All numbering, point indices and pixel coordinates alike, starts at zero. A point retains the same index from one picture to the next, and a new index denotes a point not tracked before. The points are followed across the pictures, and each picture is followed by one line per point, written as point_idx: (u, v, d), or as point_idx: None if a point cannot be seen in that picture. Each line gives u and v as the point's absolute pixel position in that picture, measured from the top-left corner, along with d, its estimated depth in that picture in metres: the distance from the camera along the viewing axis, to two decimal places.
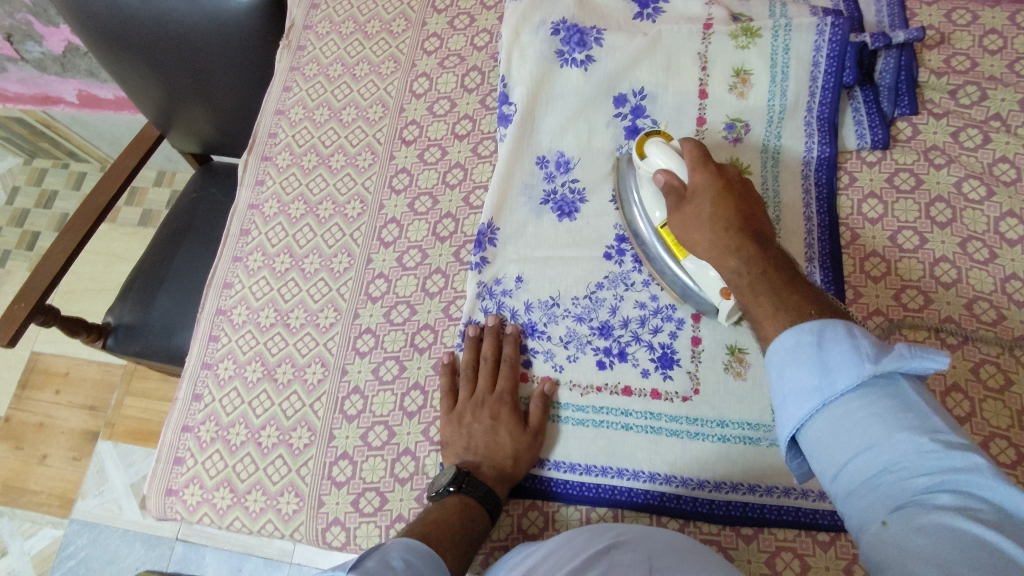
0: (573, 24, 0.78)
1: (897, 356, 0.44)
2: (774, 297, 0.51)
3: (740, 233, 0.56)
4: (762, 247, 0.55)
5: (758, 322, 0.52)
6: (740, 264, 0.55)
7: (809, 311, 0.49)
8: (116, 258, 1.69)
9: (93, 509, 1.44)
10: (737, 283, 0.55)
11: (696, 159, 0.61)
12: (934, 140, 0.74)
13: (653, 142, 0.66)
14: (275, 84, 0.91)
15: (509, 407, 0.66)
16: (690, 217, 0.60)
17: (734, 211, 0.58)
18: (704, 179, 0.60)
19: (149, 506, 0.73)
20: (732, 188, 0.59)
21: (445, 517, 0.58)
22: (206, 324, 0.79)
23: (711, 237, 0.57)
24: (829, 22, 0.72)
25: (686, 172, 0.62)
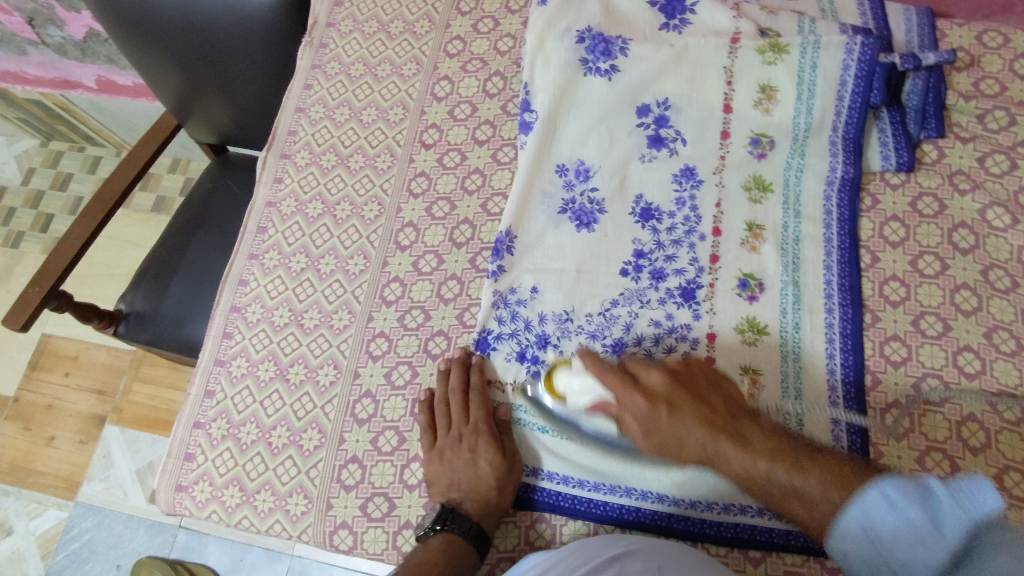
0: (598, 33, 0.77)
1: (953, 505, 0.45)
2: (768, 454, 0.54)
3: (712, 428, 0.57)
4: (742, 441, 0.56)
5: (799, 502, 0.52)
6: (745, 460, 0.55)
7: (840, 493, 0.51)
8: (128, 244, 1.70)
9: (98, 493, 1.45)
10: (738, 472, 0.55)
11: (614, 386, 0.60)
12: (959, 164, 0.73)
13: (560, 375, 0.63)
14: (296, 81, 0.91)
15: (485, 436, 0.65)
16: (661, 428, 0.58)
17: (699, 415, 0.58)
18: (637, 426, 0.59)
19: (158, 500, 0.73)
20: (678, 399, 0.59)
21: (432, 556, 0.60)
22: (220, 321, 0.79)
23: (698, 447, 0.57)
24: (859, 41, 0.71)
25: (613, 399, 0.60)
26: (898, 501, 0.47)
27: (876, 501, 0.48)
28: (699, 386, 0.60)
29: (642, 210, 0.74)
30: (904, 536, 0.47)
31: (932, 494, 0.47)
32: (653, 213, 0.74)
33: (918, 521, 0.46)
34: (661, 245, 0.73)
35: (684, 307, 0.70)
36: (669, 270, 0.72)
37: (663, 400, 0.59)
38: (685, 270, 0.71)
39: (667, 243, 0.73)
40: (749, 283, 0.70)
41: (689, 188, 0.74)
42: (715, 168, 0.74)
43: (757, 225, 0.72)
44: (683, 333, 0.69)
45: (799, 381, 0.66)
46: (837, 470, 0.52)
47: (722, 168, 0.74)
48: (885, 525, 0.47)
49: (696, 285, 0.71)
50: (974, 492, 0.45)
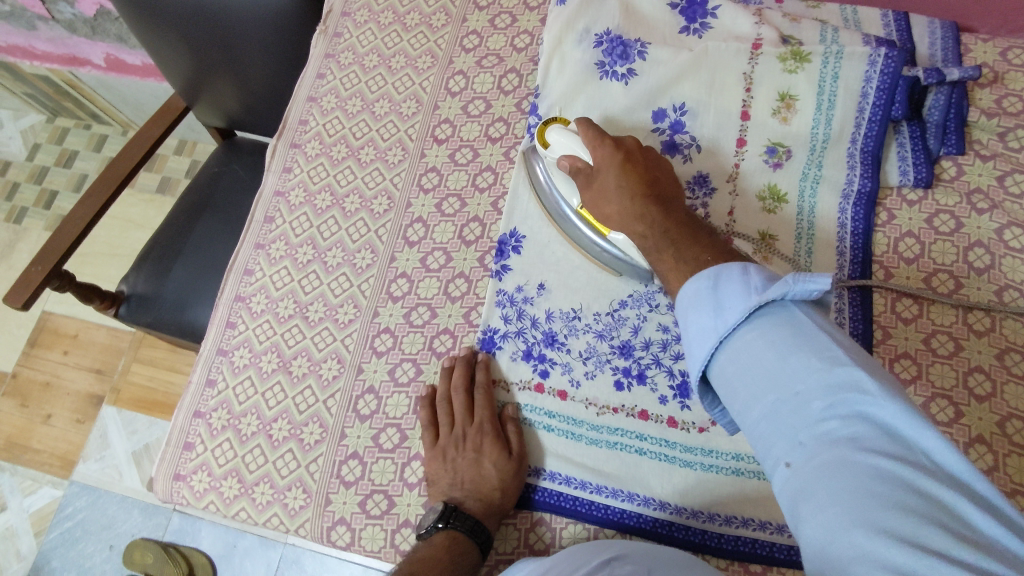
0: (617, 36, 0.76)
1: (784, 284, 0.45)
2: (675, 254, 0.55)
3: (643, 192, 0.60)
4: (665, 208, 0.58)
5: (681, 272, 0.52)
6: (647, 239, 0.58)
7: (713, 268, 0.50)
8: (132, 224, 1.69)
9: (93, 473, 1.45)
10: (648, 248, 0.58)
11: (593, 138, 0.64)
12: (978, 182, 0.72)
13: (554, 130, 0.68)
14: (309, 70, 0.89)
15: (490, 437, 0.65)
16: (604, 193, 0.62)
17: (640, 181, 0.61)
18: (604, 158, 0.63)
19: (155, 488, 0.72)
20: (635, 159, 0.62)
21: (433, 554, 0.59)
22: (224, 310, 0.78)
23: (624, 202, 0.60)
24: (883, 53, 0.70)
25: (585, 150, 0.65)
26: (751, 281, 0.46)
27: (765, 350, 0.44)
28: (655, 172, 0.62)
29: None
30: (731, 320, 0.46)
31: (838, 372, 0.40)
32: None
33: (828, 388, 0.40)
34: None
35: None
36: None
37: (629, 151, 0.63)
38: None
39: None
40: None
41: (703, 195, 0.73)
42: (729, 176, 0.73)
43: (771, 234, 0.71)
44: None
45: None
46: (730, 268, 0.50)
47: (737, 176, 0.73)
48: (742, 327, 0.46)
49: None
50: (812, 280, 0.44)
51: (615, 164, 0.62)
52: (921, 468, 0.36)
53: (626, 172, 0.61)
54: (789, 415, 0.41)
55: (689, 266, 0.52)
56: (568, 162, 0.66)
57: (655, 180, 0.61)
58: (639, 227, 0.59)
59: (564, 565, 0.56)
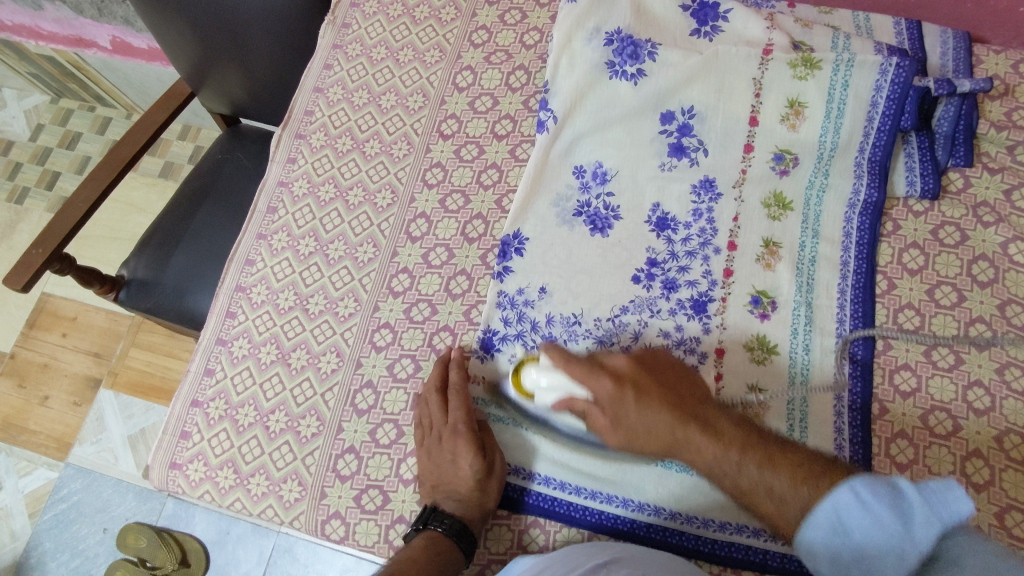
0: (627, 36, 0.75)
1: (920, 505, 0.48)
2: (766, 453, 0.56)
3: (680, 417, 0.59)
4: (709, 430, 0.58)
5: (767, 496, 0.55)
6: (718, 451, 0.57)
7: (818, 476, 0.53)
8: (133, 208, 1.69)
9: (89, 456, 1.45)
10: (719, 466, 0.57)
11: (585, 370, 0.60)
12: (985, 195, 0.72)
13: (528, 374, 0.62)
14: (316, 61, 0.89)
15: (463, 439, 0.63)
16: (636, 433, 0.59)
17: (670, 399, 0.60)
18: (604, 420, 0.60)
19: (151, 476, 0.72)
20: (643, 385, 0.61)
21: (413, 554, 0.59)
22: (224, 300, 0.78)
23: (669, 423, 0.59)
24: (894, 62, 0.69)
25: (580, 386, 0.60)
26: (869, 497, 0.50)
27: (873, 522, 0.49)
28: (666, 373, 0.63)
29: (658, 218, 0.73)
30: (875, 543, 0.49)
31: (908, 514, 0.48)
32: (669, 223, 0.73)
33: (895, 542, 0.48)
34: (675, 255, 0.72)
35: (693, 319, 0.69)
36: (681, 281, 0.71)
37: (630, 377, 0.61)
38: (697, 282, 0.70)
39: (681, 253, 0.72)
40: (762, 301, 0.69)
41: (708, 200, 0.73)
42: (735, 181, 0.73)
43: (775, 242, 0.71)
44: (691, 346, 0.68)
45: (805, 406, 0.65)
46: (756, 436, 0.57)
47: (743, 182, 0.73)
48: (868, 543, 0.49)
49: (707, 298, 0.70)
50: (949, 493, 0.47)
51: (631, 400, 0.59)
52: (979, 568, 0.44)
53: (646, 402, 0.59)
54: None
55: (718, 461, 0.57)
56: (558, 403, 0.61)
57: (677, 399, 0.60)
58: (680, 451, 0.59)
59: (557, 565, 0.56)
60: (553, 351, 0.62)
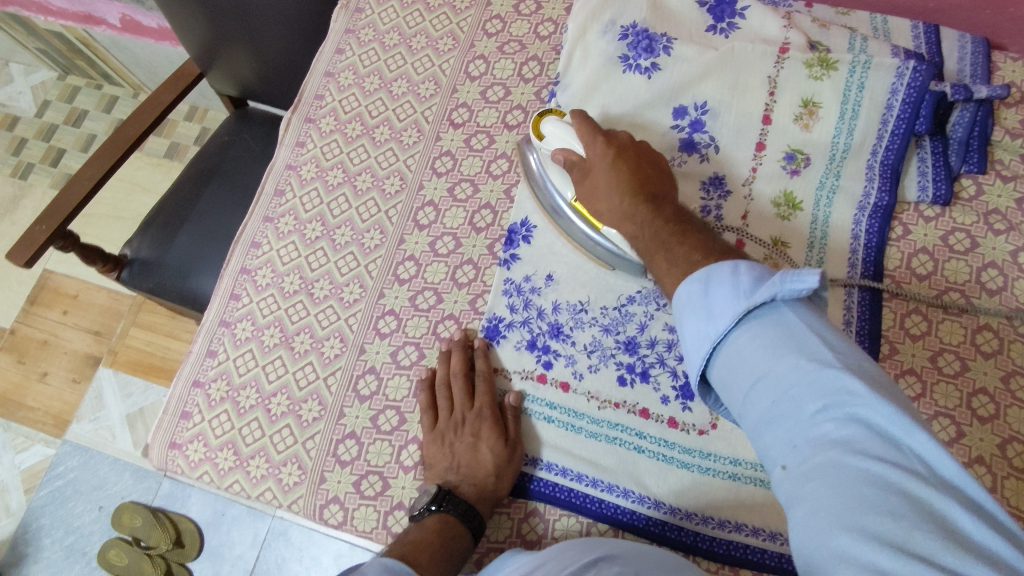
0: (643, 29, 0.75)
1: (772, 284, 0.45)
2: (670, 249, 0.57)
3: (636, 189, 0.62)
4: (657, 209, 0.60)
5: (665, 262, 0.56)
6: (653, 233, 0.59)
7: (705, 260, 0.54)
8: (138, 188, 1.68)
9: (86, 434, 1.45)
10: (636, 234, 0.60)
11: (589, 138, 0.65)
12: (997, 203, 0.71)
13: (550, 121, 0.68)
14: (329, 45, 0.88)
15: (488, 422, 0.65)
16: (591, 182, 0.64)
17: (636, 177, 0.62)
18: (584, 169, 0.65)
19: (150, 455, 0.72)
20: (627, 154, 0.64)
21: (423, 536, 0.59)
22: (229, 281, 0.78)
23: (619, 179, 0.62)
24: (911, 66, 0.69)
25: (575, 143, 0.66)
26: (738, 273, 0.48)
27: (779, 374, 0.43)
28: (656, 179, 0.63)
29: None
30: (723, 324, 0.47)
31: (830, 371, 0.41)
32: None
33: (823, 391, 0.41)
34: None
35: None
36: None
37: (623, 142, 0.65)
38: None
39: None
40: None
41: (717, 196, 0.73)
42: (746, 179, 0.73)
43: (783, 241, 0.71)
44: None
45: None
46: (694, 245, 0.56)
47: (753, 180, 0.73)
48: (734, 334, 0.47)
49: None
50: (799, 280, 0.44)
51: (611, 159, 0.63)
52: (911, 472, 0.37)
53: (621, 163, 0.63)
54: (798, 426, 0.42)
55: (668, 254, 0.56)
56: (561, 157, 0.66)
57: (648, 181, 0.62)
58: (629, 227, 0.61)
59: (554, 561, 0.56)
60: (575, 116, 0.67)
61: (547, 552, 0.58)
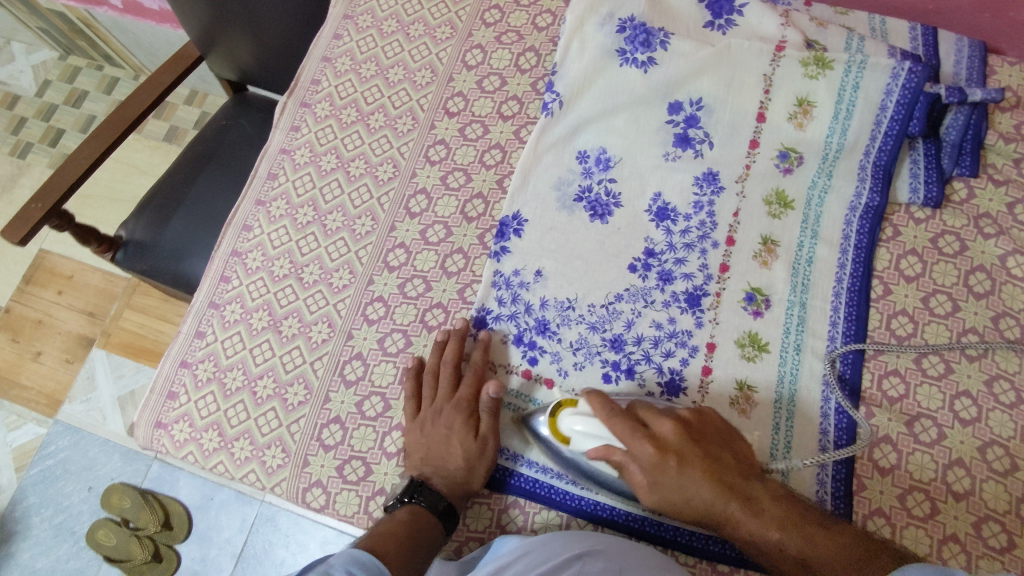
0: (640, 23, 0.75)
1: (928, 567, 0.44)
2: (801, 531, 0.53)
3: (716, 495, 0.56)
4: (751, 506, 0.55)
5: (808, 574, 0.52)
6: (756, 526, 0.54)
7: (849, 538, 0.52)
8: (135, 170, 1.68)
9: (78, 414, 1.45)
10: (710, 520, 0.56)
11: (624, 434, 0.56)
12: (987, 207, 0.71)
13: (567, 415, 0.59)
14: (326, 30, 0.88)
15: (465, 416, 0.64)
16: (645, 485, 0.56)
17: (709, 470, 0.56)
18: (633, 479, 0.57)
19: (136, 434, 0.73)
20: (689, 455, 0.57)
21: (395, 527, 0.58)
22: (219, 263, 0.78)
23: (688, 488, 0.56)
24: (907, 67, 0.69)
25: (603, 425, 0.57)
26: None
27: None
28: (713, 452, 0.58)
29: (658, 209, 0.73)
30: None
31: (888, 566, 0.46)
32: (669, 214, 0.73)
33: None
34: (673, 247, 0.71)
35: (687, 312, 0.69)
36: (677, 273, 0.70)
37: (664, 439, 0.57)
38: (693, 275, 0.70)
39: (679, 245, 0.71)
40: (756, 298, 0.69)
41: (709, 193, 0.73)
42: (738, 176, 0.73)
43: (772, 240, 0.71)
44: (682, 338, 0.68)
45: (792, 427, 0.65)
46: (786, 507, 0.55)
47: (745, 177, 0.73)
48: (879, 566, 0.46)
49: (702, 291, 0.69)
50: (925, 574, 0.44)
51: (675, 469, 0.56)
52: None
53: (690, 475, 0.56)
54: None
55: (779, 553, 0.54)
56: (593, 461, 0.58)
57: (723, 468, 0.57)
58: (715, 519, 0.56)
59: (539, 551, 0.57)
60: (592, 399, 0.59)
61: (534, 539, 0.59)
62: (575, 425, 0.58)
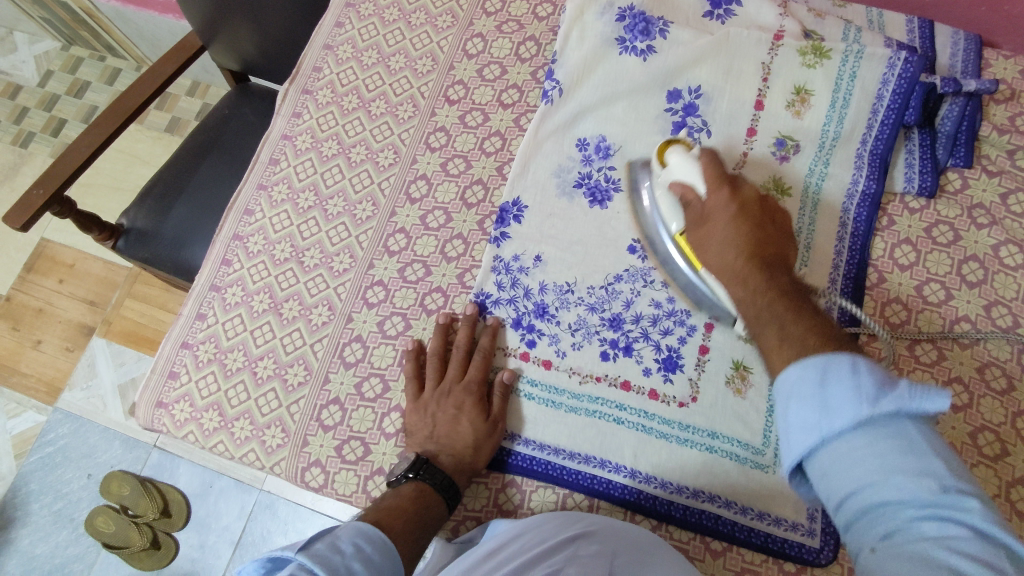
0: (640, 12, 0.76)
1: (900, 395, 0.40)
2: (799, 335, 0.49)
3: (747, 266, 0.57)
4: (769, 273, 0.55)
5: (774, 330, 0.51)
6: (749, 300, 0.55)
7: (817, 338, 0.48)
8: (137, 160, 1.69)
9: (78, 402, 1.46)
10: (746, 312, 0.55)
11: (710, 179, 0.63)
12: (981, 197, 0.72)
13: (675, 152, 0.66)
14: (328, 19, 0.89)
15: (475, 397, 0.66)
16: (708, 250, 0.61)
17: (751, 234, 0.59)
18: (714, 202, 0.62)
19: (137, 413, 0.74)
20: (751, 210, 0.60)
21: (401, 503, 0.58)
22: (221, 247, 0.79)
23: (732, 250, 0.58)
24: (902, 57, 0.70)
25: (688, 185, 0.64)
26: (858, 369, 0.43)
27: (839, 402, 0.42)
28: (766, 243, 0.58)
29: None
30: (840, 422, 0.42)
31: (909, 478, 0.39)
32: None
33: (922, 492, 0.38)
34: None
35: None
36: None
37: (743, 194, 0.61)
38: None
39: None
40: None
41: None
42: (736, 163, 0.73)
43: None
44: (680, 322, 0.69)
45: None
46: (803, 320, 0.50)
47: (743, 164, 0.73)
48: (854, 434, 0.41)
49: None
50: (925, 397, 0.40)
51: (724, 197, 0.61)
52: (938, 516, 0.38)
53: (741, 219, 0.60)
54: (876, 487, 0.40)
55: (761, 313, 0.53)
56: (677, 189, 0.65)
57: (771, 266, 0.56)
58: (732, 280, 0.58)
59: (531, 534, 0.57)
60: (704, 158, 0.64)
61: (528, 521, 0.60)
62: (671, 220, 0.67)
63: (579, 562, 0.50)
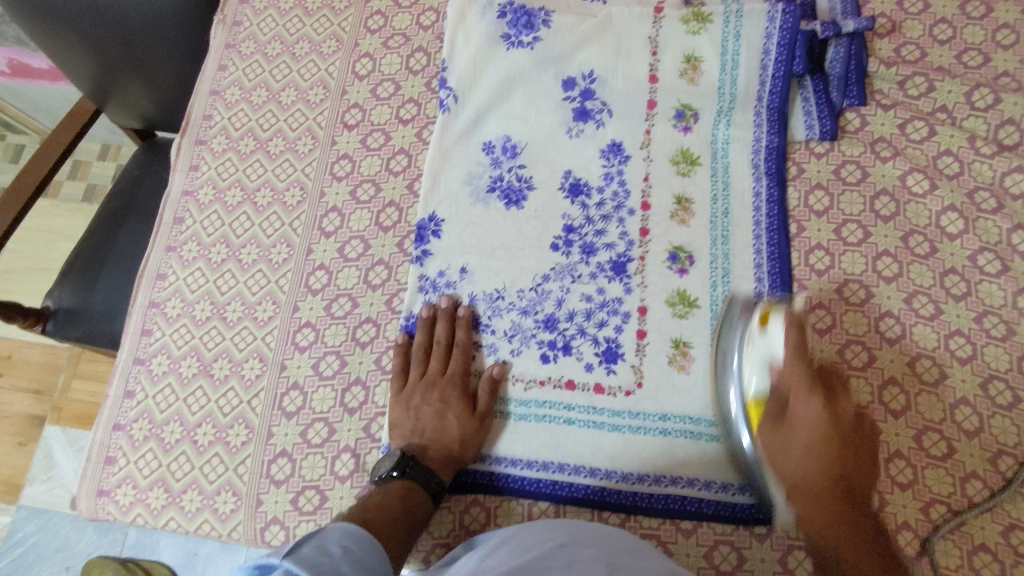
0: (520, 6, 0.75)
1: None
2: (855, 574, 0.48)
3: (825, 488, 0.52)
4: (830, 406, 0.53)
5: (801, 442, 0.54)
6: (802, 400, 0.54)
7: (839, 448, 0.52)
8: (57, 235, 1.62)
9: (42, 495, 1.38)
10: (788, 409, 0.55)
11: (804, 384, 0.54)
12: (881, 131, 0.73)
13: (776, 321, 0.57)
14: (210, 62, 0.86)
15: (459, 391, 0.66)
16: (786, 450, 0.54)
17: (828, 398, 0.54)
18: (818, 426, 0.53)
19: (80, 506, 0.70)
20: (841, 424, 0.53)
21: (389, 501, 0.57)
22: (138, 317, 0.76)
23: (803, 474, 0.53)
24: (780, 10, 0.71)
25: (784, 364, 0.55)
26: None
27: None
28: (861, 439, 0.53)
29: (571, 185, 0.73)
30: None
31: None
32: (583, 189, 0.73)
33: None
34: (591, 220, 0.72)
35: (615, 280, 0.69)
36: (599, 245, 0.71)
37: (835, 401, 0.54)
38: (615, 244, 0.71)
39: (597, 217, 0.72)
40: (679, 256, 0.70)
41: (618, 163, 0.73)
42: (642, 143, 0.73)
43: (686, 197, 0.72)
44: (615, 307, 0.68)
45: None
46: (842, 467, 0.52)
47: (649, 143, 0.73)
48: None
49: (626, 258, 0.70)
50: None
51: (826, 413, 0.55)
52: None
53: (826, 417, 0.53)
54: None
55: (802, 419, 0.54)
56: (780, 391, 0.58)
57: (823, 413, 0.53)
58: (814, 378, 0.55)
59: (517, 541, 0.53)
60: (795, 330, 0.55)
61: (508, 535, 0.55)
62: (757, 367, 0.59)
63: (575, 566, 0.46)
